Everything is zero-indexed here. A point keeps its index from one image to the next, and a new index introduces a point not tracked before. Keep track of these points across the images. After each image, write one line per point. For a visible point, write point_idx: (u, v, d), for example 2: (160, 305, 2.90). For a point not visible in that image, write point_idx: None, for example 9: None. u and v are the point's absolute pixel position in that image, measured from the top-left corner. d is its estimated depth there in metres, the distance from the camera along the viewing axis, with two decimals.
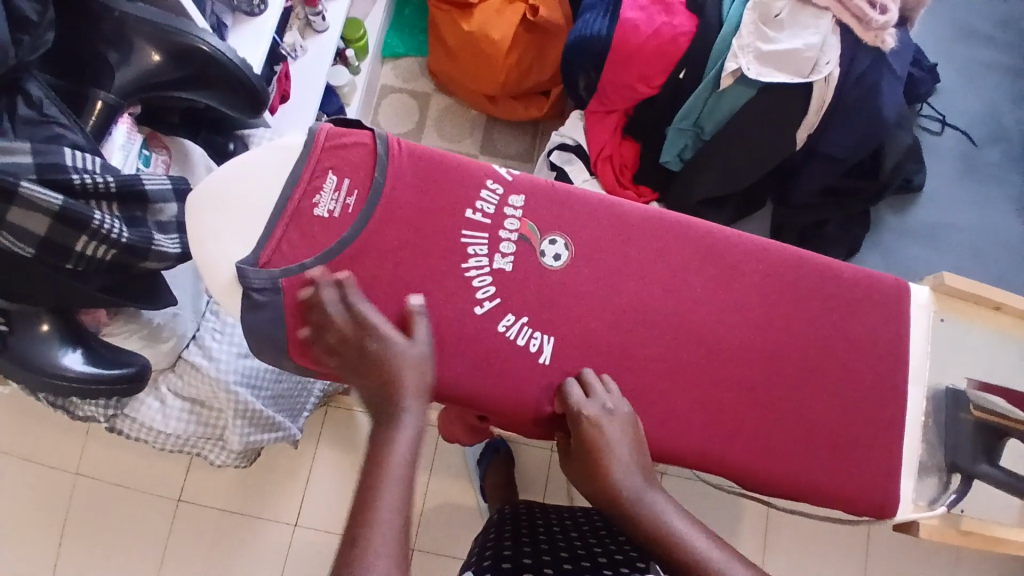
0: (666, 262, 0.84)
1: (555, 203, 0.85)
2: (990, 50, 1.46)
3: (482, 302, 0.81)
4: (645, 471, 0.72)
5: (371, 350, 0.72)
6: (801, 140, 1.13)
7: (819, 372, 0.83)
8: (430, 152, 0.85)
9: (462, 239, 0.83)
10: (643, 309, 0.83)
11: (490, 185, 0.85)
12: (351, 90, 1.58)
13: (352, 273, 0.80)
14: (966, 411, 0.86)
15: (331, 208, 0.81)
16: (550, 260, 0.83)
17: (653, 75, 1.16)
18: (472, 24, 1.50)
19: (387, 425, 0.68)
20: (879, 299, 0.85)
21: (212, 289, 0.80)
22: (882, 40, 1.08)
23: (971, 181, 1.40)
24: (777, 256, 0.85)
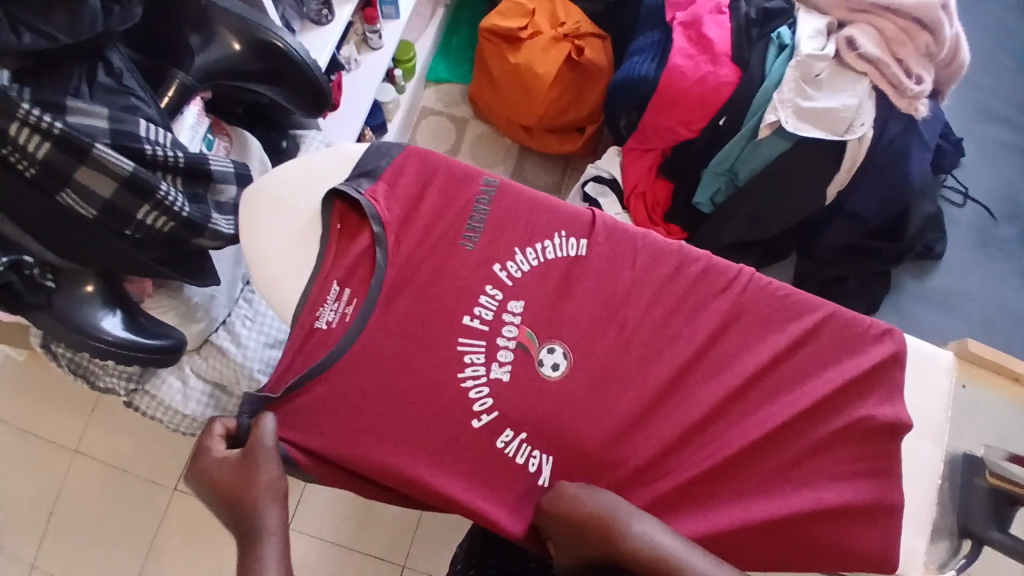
0: (665, 361, 0.80)
1: (553, 305, 0.82)
2: (1011, 132, 1.55)
3: (479, 415, 0.77)
4: (620, 504, 0.67)
5: (206, 467, 0.70)
6: (829, 196, 1.18)
7: (864, 427, 0.77)
8: (437, 249, 0.82)
9: (459, 347, 0.79)
10: (649, 378, 0.79)
11: (489, 289, 0.81)
12: (395, 107, 1.64)
13: (403, 289, 0.80)
14: (981, 477, 0.87)
15: (331, 319, 0.79)
16: (548, 370, 0.79)
17: (693, 120, 1.19)
18: (520, 58, 1.57)
19: (253, 544, 0.65)
20: (885, 430, 0.77)
21: (265, 294, 0.81)
22: (915, 108, 1.15)
23: (988, 254, 1.45)
24: (781, 374, 0.80)
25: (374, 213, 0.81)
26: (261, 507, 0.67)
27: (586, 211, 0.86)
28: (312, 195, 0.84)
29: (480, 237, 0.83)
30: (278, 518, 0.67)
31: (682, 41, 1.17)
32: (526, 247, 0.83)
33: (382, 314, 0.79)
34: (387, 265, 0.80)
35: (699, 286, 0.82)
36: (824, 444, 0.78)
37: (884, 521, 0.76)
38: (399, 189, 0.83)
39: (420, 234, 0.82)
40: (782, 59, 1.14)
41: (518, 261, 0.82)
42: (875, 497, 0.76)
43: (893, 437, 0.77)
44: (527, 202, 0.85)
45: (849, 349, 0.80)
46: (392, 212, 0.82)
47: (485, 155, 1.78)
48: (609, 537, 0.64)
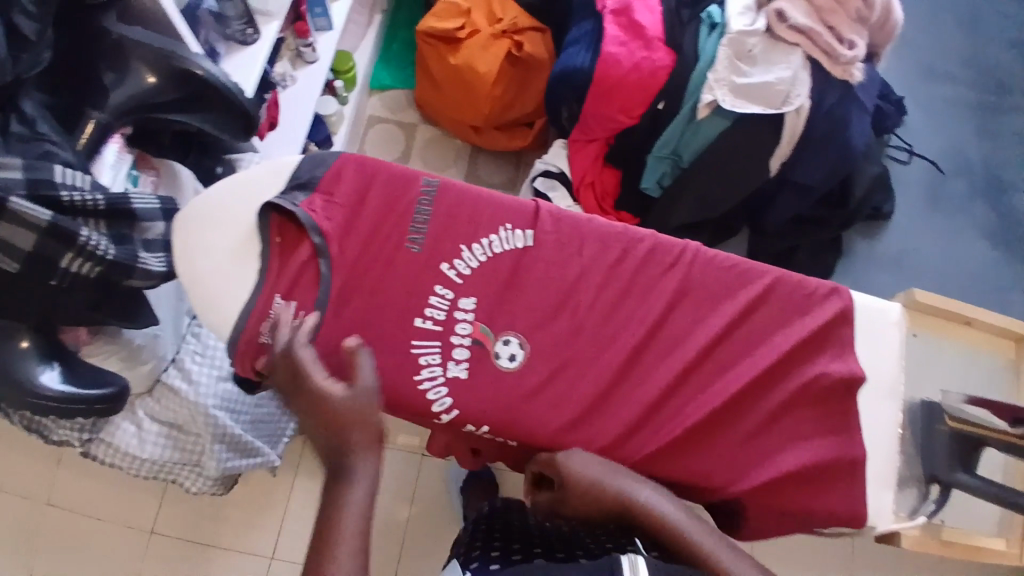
0: (623, 341, 0.77)
1: (505, 297, 0.76)
2: (948, 88, 1.59)
3: (439, 416, 0.71)
4: (622, 471, 0.70)
5: (316, 394, 0.63)
6: (774, 169, 1.19)
7: (816, 390, 0.78)
8: (380, 254, 0.74)
9: (413, 350, 0.72)
10: (605, 361, 0.76)
11: (439, 289, 0.74)
12: (338, 119, 1.61)
13: (351, 298, 0.72)
14: (942, 422, 0.81)
15: (278, 335, 0.71)
16: (505, 362, 0.74)
17: (633, 106, 1.17)
18: (460, 57, 1.55)
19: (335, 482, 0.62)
20: (841, 385, 0.79)
21: (203, 317, 0.72)
22: (850, 74, 1.16)
23: (935, 208, 1.49)
24: (737, 345, 0.79)
25: (313, 224, 0.72)
26: (352, 446, 0.62)
27: (530, 200, 0.80)
28: (247, 210, 0.74)
29: (426, 237, 0.75)
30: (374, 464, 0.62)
31: (614, 29, 1.15)
32: (473, 242, 0.76)
33: (332, 326, 0.71)
34: (332, 276, 0.72)
35: (648, 265, 0.80)
36: (784, 414, 0.78)
37: (847, 483, 0.77)
38: (337, 197, 0.75)
39: (363, 239, 0.74)
40: (714, 37, 1.14)
41: (467, 257, 0.75)
42: (839, 454, 0.77)
43: (848, 392, 0.79)
44: (473, 197, 0.77)
45: (798, 310, 0.81)
46: (331, 220, 0.74)
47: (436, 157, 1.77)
48: (631, 510, 0.67)
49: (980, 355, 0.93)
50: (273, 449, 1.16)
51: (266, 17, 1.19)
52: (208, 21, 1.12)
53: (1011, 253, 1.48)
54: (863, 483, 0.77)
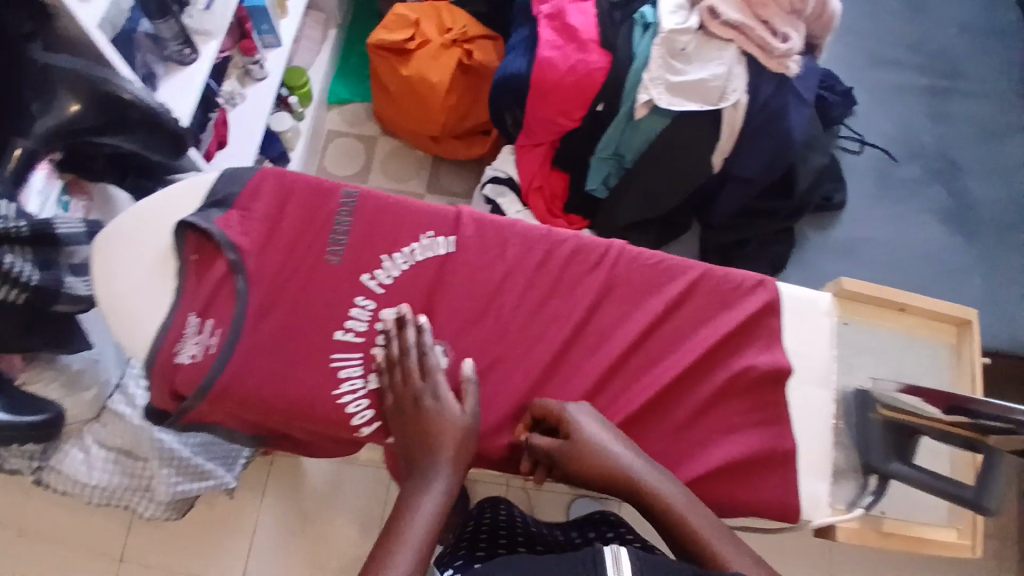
0: (548, 341, 0.77)
1: (428, 305, 0.75)
2: (897, 75, 1.61)
3: (359, 429, 0.71)
4: (632, 450, 0.70)
5: (418, 409, 0.68)
6: (716, 164, 1.21)
7: (744, 381, 0.78)
8: (298, 268, 0.74)
9: (332, 362, 0.71)
10: (531, 363, 0.76)
11: (360, 299, 0.73)
12: (294, 136, 1.62)
13: (269, 313, 0.72)
14: (874, 411, 0.80)
15: (194, 353, 0.71)
16: None
17: (572, 108, 1.18)
18: (411, 68, 1.55)
19: (412, 481, 0.65)
20: (769, 376, 0.78)
21: (123, 336, 0.73)
22: (786, 66, 1.16)
23: (887, 195, 1.50)
24: (664, 340, 0.79)
25: (227, 240, 0.73)
26: (444, 455, 0.66)
27: (453, 206, 0.79)
28: (165, 229, 0.76)
29: (345, 248, 0.75)
30: (452, 481, 0.66)
31: (548, 33, 1.17)
32: (394, 251, 0.75)
33: (249, 341, 0.71)
34: (250, 291, 0.73)
35: (573, 265, 0.80)
36: (713, 407, 0.78)
37: (780, 472, 0.77)
38: (256, 213, 0.76)
39: (281, 253, 0.74)
40: (648, 37, 1.15)
41: (388, 266, 0.75)
42: (769, 445, 0.77)
43: (778, 384, 0.79)
44: (394, 205, 0.77)
45: (724, 302, 0.81)
46: (249, 237, 0.74)
47: (397, 169, 1.78)
48: (635, 487, 0.67)
49: (918, 340, 0.89)
50: (230, 471, 1.17)
51: (204, 37, 1.21)
52: (145, 43, 1.15)
53: (970, 234, 1.47)
54: (794, 472, 0.77)
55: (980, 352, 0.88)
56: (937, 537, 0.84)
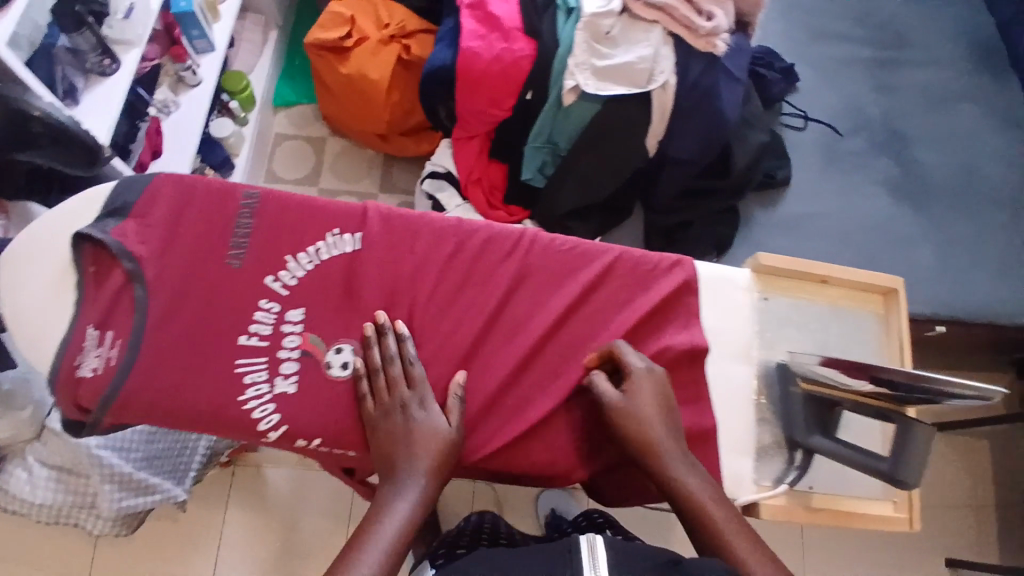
0: (463, 333, 0.76)
1: (335, 304, 0.74)
2: (840, 48, 1.61)
3: (266, 434, 0.70)
4: (674, 433, 0.71)
5: (409, 420, 0.69)
6: (652, 147, 1.19)
7: (662, 362, 0.78)
8: (198, 273, 0.73)
9: (237, 367, 0.71)
10: (445, 356, 0.75)
11: (263, 302, 0.73)
12: (238, 141, 1.61)
13: (171, 322, 0.72)
14: (795, 385, 0.79)
15: (95, 366, 0.70)
16: (337, 371, 0.72)
17: (502, 98, 1.17)
18: (350, 67, 1.54)
19: (391, 484, 0.66)
20: (688, 356, 0.78)
21: (24, 353, 0.72)
22: (714, 45, 1.15)
23: (833, 170, 1.50)
24: (581, 325, 0.79)
25: (124, 250, 0.72)
26: (421, 463, 0.66)
27: (360, 202, 0.78)
28: (63, 241, 0.75)
29: (247, 251, 0.74)
30: (428, 491, 0.66)
31: (471, 22, 1.16)
32: (299, 251, 0.74)
33: (150, 351, 0.71)
34: (149, 300, 0.72)
35: (485, 256, 0.79)
36: None
37: (702, 453, 0.76)
38: (156, 222, 0.75)
39: (180, 261, 0.74)
40: (571, 22, 1.14)
41: (292, 267, 0.74)
42: (689, 425, 0.76)
43: (696, 363, 0.79)
44: (297, 204, 0.76)
45: (641, 284, 0.81)
46: (147, 245, 0.74)
47: (348, 169, 1.76)
48: (657, 470, 0.69)
49: (842, 313, 0.86)
50: (179, 485, 1.17)
51: (124, 46, 1.21)
52: (64, 57, 1.12)
53: (917, 204, 1.47)
54: (716, 450, 0.77)
55: (907, 323, 0.85)
56: (871, 512, 0.81)
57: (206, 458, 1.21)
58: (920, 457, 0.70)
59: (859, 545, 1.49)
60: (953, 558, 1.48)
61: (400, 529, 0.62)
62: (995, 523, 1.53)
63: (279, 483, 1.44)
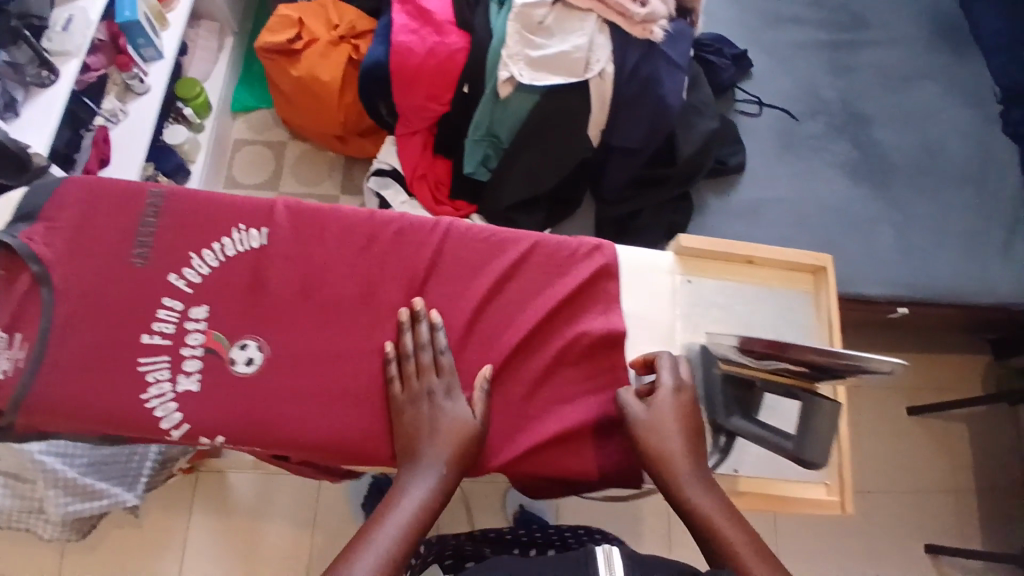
0: (375, 326, 0.75)
1: (240, 300, 0.74)
2: (798, 32, 1.58)
3: (169, 432, 0.70)
4: (693, 449, 0.70)
5: (439, 414, 0.69)
6: (595, 139, 1.18)
7: (579, 348, 0.77)
8: (102, 274, 0.73)
9: (140, 366, 0.71)
10: (355, 350, 0.74)
11: (167, 300, 0.73)
12: (194, 148, 1.61)
13: (79, 326, 0.71)
14: (715, 367, 0.77)
15: (4, 369, 0.70)
16: (241, 367, 0.72)
17: (439, 92, 1.18)
18: (301, 69, 1.52)
19: (409, 468, 0.67)
20: (604, 341, 0.77)
21: None
22: (650, 32, 1.13)
23: (791, 155, 1.46)
24: (497, 314, 0.78)
25: (29, 252, 0.71)
26: (440, 449, 0.68)
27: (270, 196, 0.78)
28: None
29: (151, 250, 0.74)
30: (447, 479, 0.67)
31: (403, 18, 1.17)
32: (203, 248, 0.74)
33: (56, 352, 0.70)
34: (55, 302, 0.71)
35: (399, 247, 0.78)
36: (550, 374, 0.77)
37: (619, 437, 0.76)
38: (62, 224, 0.74)
39: (88, 261, 0.73)
40: (503, 13, 1.13)
41: (197, 264, 0.74)
42: (602, 410, 0.76)
43: (614, 347, 0.78)
44: (201, 200, 0.76)
45: (559, 271, 0.80)
46: (53, 248, 0.73)
47: (308, 172, 1.75)
48: (672, 486, 0.68)
49: (773, 290, 0.87)
50: (130, 490, 1.16)
51: (64, 56, 1.19)
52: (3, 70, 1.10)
53: (878, 185, 1.44)
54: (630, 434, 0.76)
55: (836, 298, 0.85)
56: (804, 495, 0.81)
57: (158, 464, 1.19)
58: (826, 433, 0.68)
59: (835, 535, 1.45)
60: (931, 544, 1.44)
61: (414, 514, 0.63)
62: (973, 507, 1.50)
63: (242, 488, 1.39)
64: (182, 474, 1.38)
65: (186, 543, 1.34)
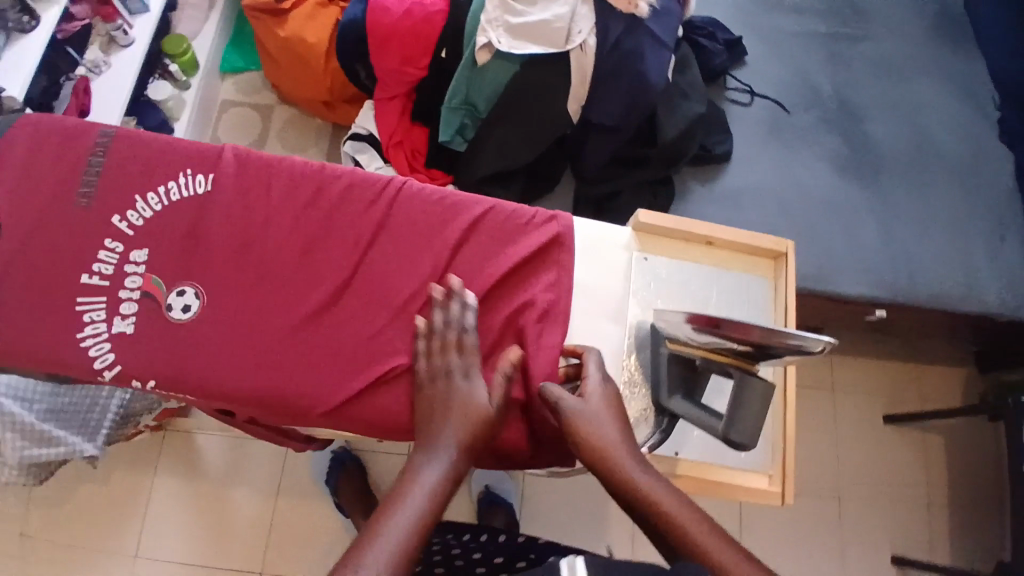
0: (313, 281, 0.76)
1: (179, 244, 0.75)
2: (795, 21, 1.53)
3: (101, 372, 0.71)
4: (626, 439, 0.69)
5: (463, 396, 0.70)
6: (574, 113, 1.15)
7: (519, 316, 0.77)
8: (44, 213, 0.74)
9: (77, 305, 0.72)
10: (292, 303, 0.75)
11: (108, 242, 0.74)
12: (178, 105, 1.60)
13: (19, 265, 0.72)
14: (663, 345, 0.77)
15: None
16: (178, 313, 0.73)
17: (416, 57, 1.18)
18: (288, 30, 1.49)
19: (424, 450, 0.67)
20: (543, 311, 0.77)
21: None
22: (635, 6, 1.11)
23: (778, 145, 1.40)
24: (439, 277, 0.78)
25: None
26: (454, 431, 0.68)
27: (218, 146, 0.79)
28: None
29: (95, 191, 0.75)
30: (459, 463, 0.66)
31: None
32: (147, 192, 0.76)
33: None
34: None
35: (344, 204, 0.78)
36: (490, 342, 0.77)
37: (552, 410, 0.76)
38: (10, 160, 0.76)
39: (32, 199, 0.74)
40: None
41: (139, 207, 0.75)
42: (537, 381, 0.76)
43: (555, 318, 0.78)
44: (148, 146, 0.78)
45: (506, 238, 0.79)
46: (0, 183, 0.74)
47: (295, 138, 1.73)
48: (619, 484, 0.66)
49: (729, 271, 0.86)
50: (91, 441, 1.13)
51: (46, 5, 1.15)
52: None
53: (867, 182, 1.38)
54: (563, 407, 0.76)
55: (794, 285, 0.84)
56: (740, 481, 0.80)
57: (121, 418, 1.16)
58: (755, 410, 0.68)
59: (805, 537, 1.41)
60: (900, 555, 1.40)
61: (429, 496, 0.62)
62: (948, 521, 1.44)
63: (212, 450, 1.33)
64: (150, 432, 1.32)
65: (149, 504, 1.29)
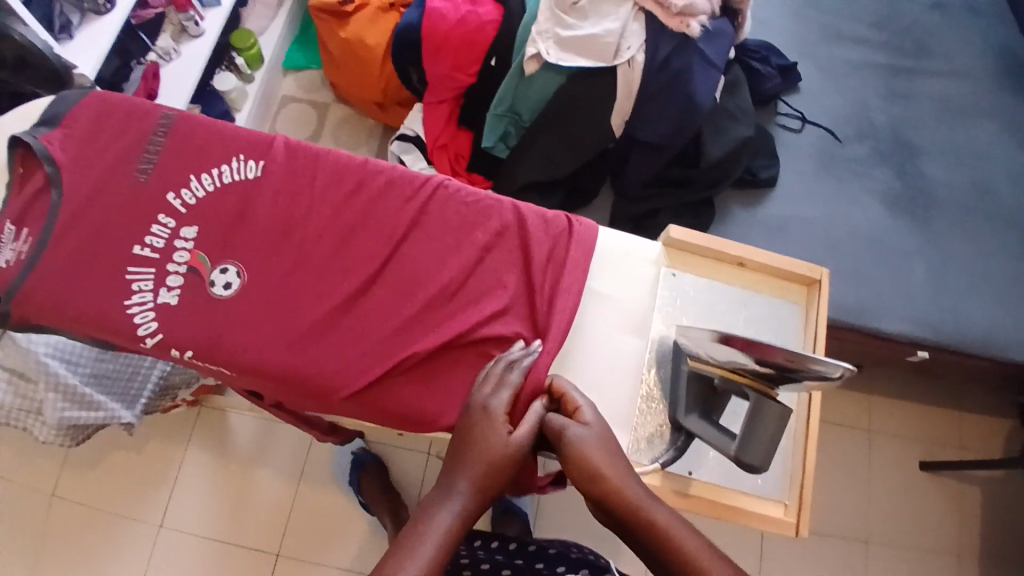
0: (347, 270, 0.79)
1: (226, 224, 0.79)
2: (856, 51, 1.50)
3: (143, 339, 0.75)
4: (622, 463, 0.68)
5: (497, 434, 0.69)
6: (618, 129, 1.16)
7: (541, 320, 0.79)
8: (107, 184, 0.80)
9: (127, 274, 0.77)
10: (325, 290, 0.78)
11: (161, 217, 0.79)
12: (240, 96, 1.68)
13: (76, 231, 0.78)
14: (685, 363, 0.77)
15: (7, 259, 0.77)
16: (218, 289, 0.78)
17: (466, 63, 1.21)
18: (349, 31, 1.55)
19: (441, 489, 0.66)
20: (566, 317, 0.78)
21: None
22: (687, 25, 1.11)
23: (828, 176, 1.37)
24: (467, 275, 0.80)
25: (46, 154, 0.79)
26: (471, 470, 0.67)
27: (270, 135, 0.84)
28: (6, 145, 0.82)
29: (154, 168, 0.81)
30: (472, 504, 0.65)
31: None
32: (201, 173, 0.81)
33: (54, 249, 0.77)
34: (61, 204, 0.78)
35: (383, 199, 0.82)
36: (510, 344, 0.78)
37: None
38: (79, 133, 0.82)
39: (96, 171, 0.80)
40: None
41: (193, 186, 0.80)
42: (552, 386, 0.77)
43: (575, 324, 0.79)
44: (205, 130, 0.83)
45: (536, 242, 0.81)
46: (68, 153, 0.80)
47: (347, 136, 1.79)
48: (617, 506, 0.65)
49: (760, 295, 0.85)
50: (127, 408, 1.19)
51: None
52: None
53: (916, 220, 1.33)
54: None
55: (826, 314, 0.83)
56: (755, 509, 0.79)
57: (157, 389, 1.23)
58: (772, 435, 0.67)
59: None
60: None
61: (443, 538, 0.62)
62: None
63: (241, 430, 1.38)
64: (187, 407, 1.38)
65: (177, 476, 1.34)
